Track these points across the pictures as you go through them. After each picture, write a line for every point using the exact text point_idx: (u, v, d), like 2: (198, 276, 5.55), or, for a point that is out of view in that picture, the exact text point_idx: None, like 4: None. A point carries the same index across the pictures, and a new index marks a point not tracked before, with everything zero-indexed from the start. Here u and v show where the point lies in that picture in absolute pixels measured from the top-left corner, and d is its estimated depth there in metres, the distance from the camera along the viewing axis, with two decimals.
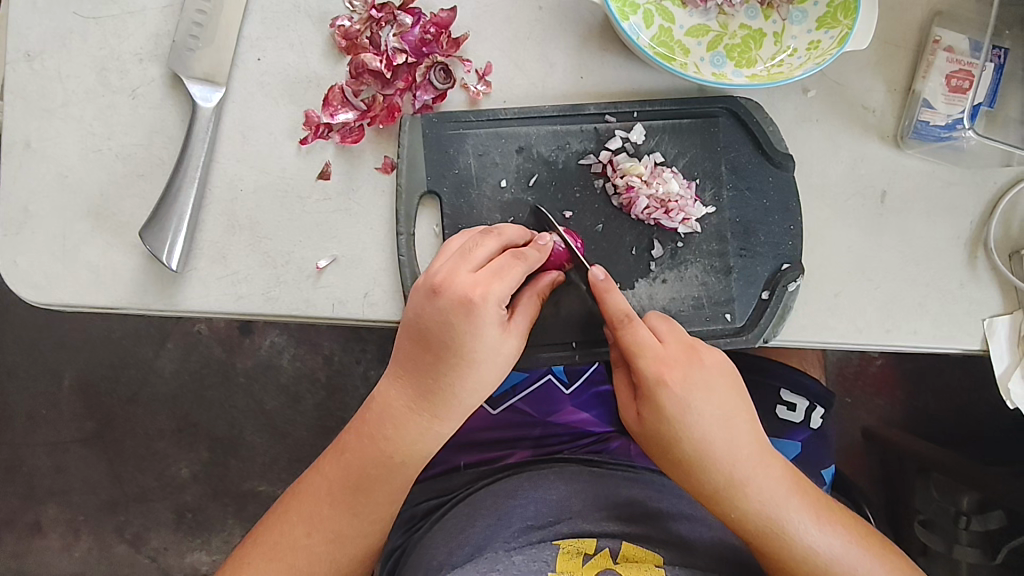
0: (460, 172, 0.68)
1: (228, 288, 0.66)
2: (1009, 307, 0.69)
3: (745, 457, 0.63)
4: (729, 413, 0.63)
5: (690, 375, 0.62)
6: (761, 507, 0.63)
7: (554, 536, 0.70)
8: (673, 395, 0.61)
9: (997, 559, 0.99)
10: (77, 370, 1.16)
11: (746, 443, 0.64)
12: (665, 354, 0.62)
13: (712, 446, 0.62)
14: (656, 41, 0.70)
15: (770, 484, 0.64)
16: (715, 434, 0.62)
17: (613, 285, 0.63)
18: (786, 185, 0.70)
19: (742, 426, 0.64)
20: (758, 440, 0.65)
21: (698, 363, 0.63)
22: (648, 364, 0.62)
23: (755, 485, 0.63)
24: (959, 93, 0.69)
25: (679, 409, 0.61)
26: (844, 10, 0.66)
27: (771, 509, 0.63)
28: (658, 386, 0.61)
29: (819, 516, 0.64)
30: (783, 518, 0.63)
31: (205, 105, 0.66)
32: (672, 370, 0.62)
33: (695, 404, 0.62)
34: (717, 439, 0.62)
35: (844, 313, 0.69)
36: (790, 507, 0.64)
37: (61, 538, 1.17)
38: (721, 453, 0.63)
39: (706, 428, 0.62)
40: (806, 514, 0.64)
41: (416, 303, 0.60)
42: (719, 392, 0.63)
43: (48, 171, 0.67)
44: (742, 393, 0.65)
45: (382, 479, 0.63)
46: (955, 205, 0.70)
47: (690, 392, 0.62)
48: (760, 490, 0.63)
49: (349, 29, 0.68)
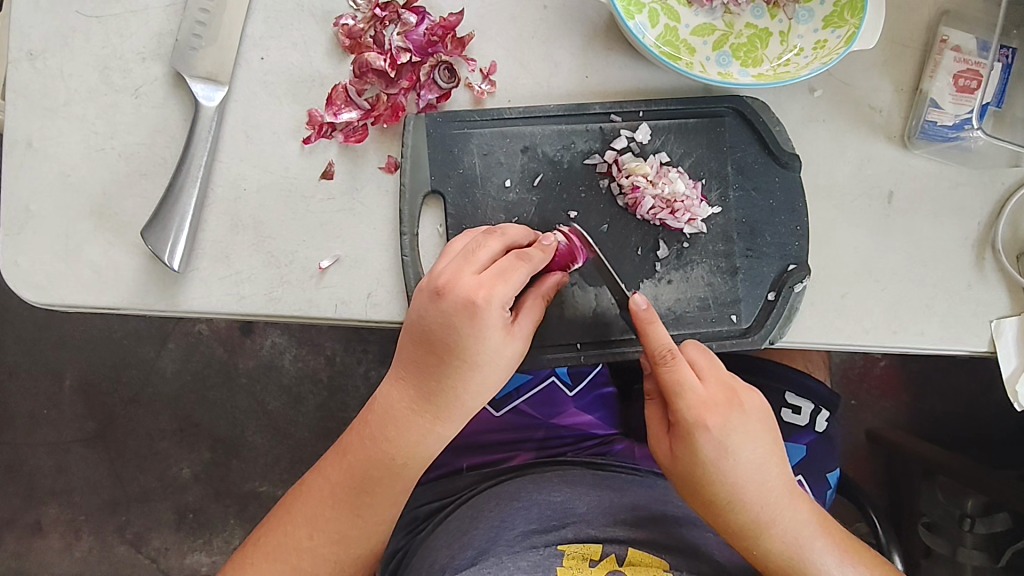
0: (465, 171, 0.68)
1: (230, 288, 0.66)
2: (1017, 308, 0.69)
3: (775, 498, 0.63)
4: (763, 456, 0.63)
5: (729, 419, 0.61)
6: (787, 549, 0.64)
7: (559, 540, 0.70)
8: (712, 439, 0.61)
9: (1001, 562, 0.98)
10: (79, 370, 1.16)
11: (777, 486, 0.64)
12: (705, 396, 0.61)
13: (745, 488, 0.62)
14: (661, 41, 0.69)
15: (796, 525, 0.64)
16: (748, 477, 0.62)
17: (654, 315, 0.61)
18: (793, 185, 0.69)
19: (774, 468, 0.64)
20: (788, 481, 0.65)
21: (737, 407, 0.62)
22: (688, 407, 0.61)
23: (782, 526, 0.63)
24: (966, 93, 0.69)
25: (716, 453, 0.61)
26: (851, 9, 0.66)
27: (796, 551, 0.64)
28: (697, 428, 0.61)
29: (843, 556, 0.65)
30: (808, 560, 0.64)
31: (208, 104, 0.66)
32: (713, 414, 0.61)
33: (731, 448, 0.61)
34: (750, 482, 0.62)
35: (851, 314, 0.69)
36: (816, 549, 0.64)
37: (62, 538, 1.17)
38: (752, 495, 0.63)
39: (740, 472, 0.62)
40: (832, 554, 0.64)
41: (419, 304, 0.59)
42: (755, 435, 0.63)
43: (50, 171, 0.67)
44: (774, 434, 0.65)
45: (384, 481, 0.63)
46: (962, 205, 0.70)
47: (728, 436, 0.61)
48: (786, 531, 0.64)
49: (353, 28, 0.68)
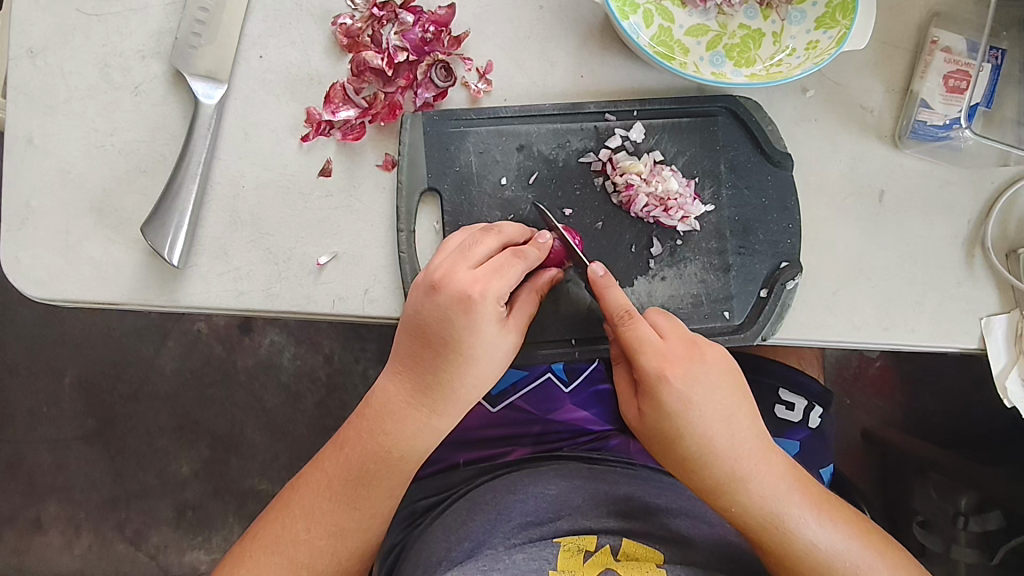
0: (461, 169, 0.68)
1: (230, 284, 0.67)
2: (1006, 306, 0.70)
3: (746, 452, 0.64)
4: (730, 409, 0.64)
5: (692, 371, 0.62)
6: (760, 502, 0.64)
7: (555, 533, 0.71)
8: (675, 391, 0.62)
9: (995, 559, 1.00)
10: (78, 367, 1.16)
11: (747, 439, 0.64)
12: (666, 349, 0.62)
13: (714, 441, 0.63)
14: (655, 41, 0.70)
15: (770, 480, 0.64)
16: (716, 430, 0.63)
17: (612, 281, 0.63)
18: (785, 184, 0.70)
19: (742, 421, 0.64)
20: (758, 435, 0.65)
21: (701, 359, 0.63)
22: (649, 361, 0.62)
23: (754, 480, 0.64)
24: (956, 93, 0.69)
25: (681, 405, 0.62)
26: (843, 10, 0.67)
27: (769, 503, 0.64)
28: (659, 381, 0.62)
29: (817, 509, 0.65)
30: (782, 513, 0.64)
31: (207, 102, 0.67)
32: (675, 367, 0.62)
33: (696, 401, 0.62)
34: (717, 435, 0.63)
35: (842, 310, 0.70)
36: (789, 500, 0.64)
37: (61, 535, 1.17)
38: (722, 448, 0.63)
39: (708, 425, 0.63)
40: (807, 509, 0.65)
41: (415, 299, 0.60)
42: (721, 387, 0.63)
43: (50, 168, 0.67)
44: (743, 388, 0.65)
45: (381, 474, 0.64)
46: (952, 204, 0.70)
47: (692, 389, 0.62)
48: (759, 484, 0.64)
49: (350, 28, 0.69)
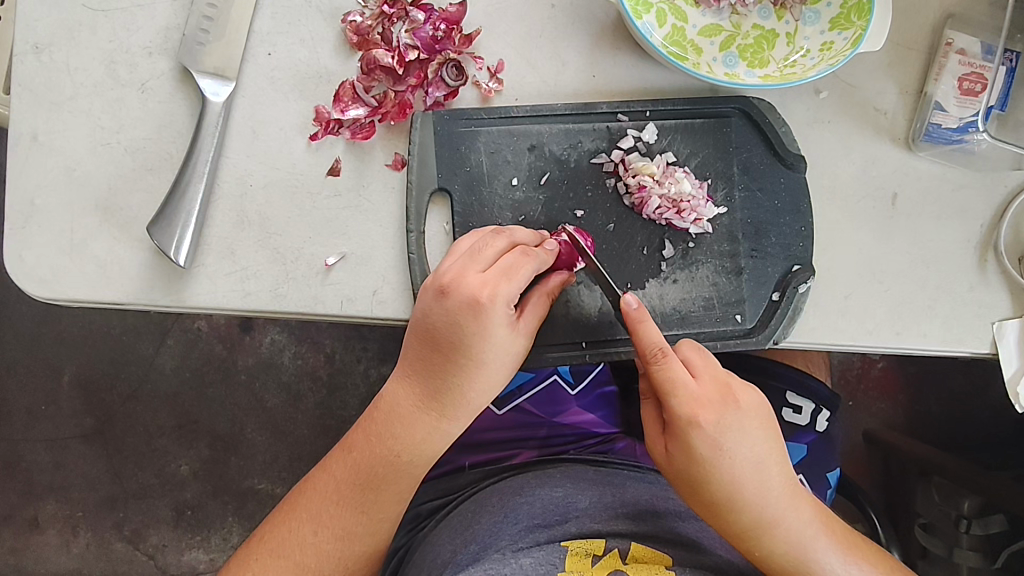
0: (472, 169, 0.68)
1: (236, 284, 0.66)
2: (1018, 310, 0.69)
3: (775, 496, 0.64)
4: (761, 454, 0.63)
5: (725, 417, 0.61)
6: (788, 547, 0.64)
7: (562, 537, 0.70)
8: (707, 438, 0.61)
9: (997, 563, 0.98)
10: (77, 365, 1.15)
11: (777, 484, 0.64)
12: (699, 393, 0.61)
13: (743, 487, 0.62)
14: (669, 41, 0.69)
15: (797, 523, 0.64)
16: (746, 477, 0.62)
17: (646, 315, 0.61)
18: (798, 186, 0.70)
19: (773, 466, 0.64)
20: (787, 479, 0.65)
21: (734, 404, 0.62)
22: (682, 405, 0.60)
23: (781, 524, 0.64)
24: (971, 96, 0.69)
25: (712, 451, 0.61)
26: (858, 10, 0.66)
27: (798, 548, 0.64)
28: (691, 427, 0.61)
29: (844, 551, 0.65)
30: (809, 556, 0.64)
31: (214, 99, 0.66)
32: (708, 412, 0.61)
33: (728, 447, 0.61)
34: (747, 481, 0.63)
35: (854, 315, 0.69)
36: (816, 544, 0.64)
37: (59, 534, 1.16)
38: (751, 494, 0.63)
39: (738, 470, 0.62)
40: (833, 550, 0.65)
41: (423, 302, 0.59)
42: (753, 432, 0.63)
43: (55, 165, 0.66)
44: (774, 432, 0.65)
45: (390, 478, 0.63)
46: (965, 208, 0.70)
47: (724, 435, 0.61)
48: (787, 530, 0.64)
49: (360, 25, 0.68)
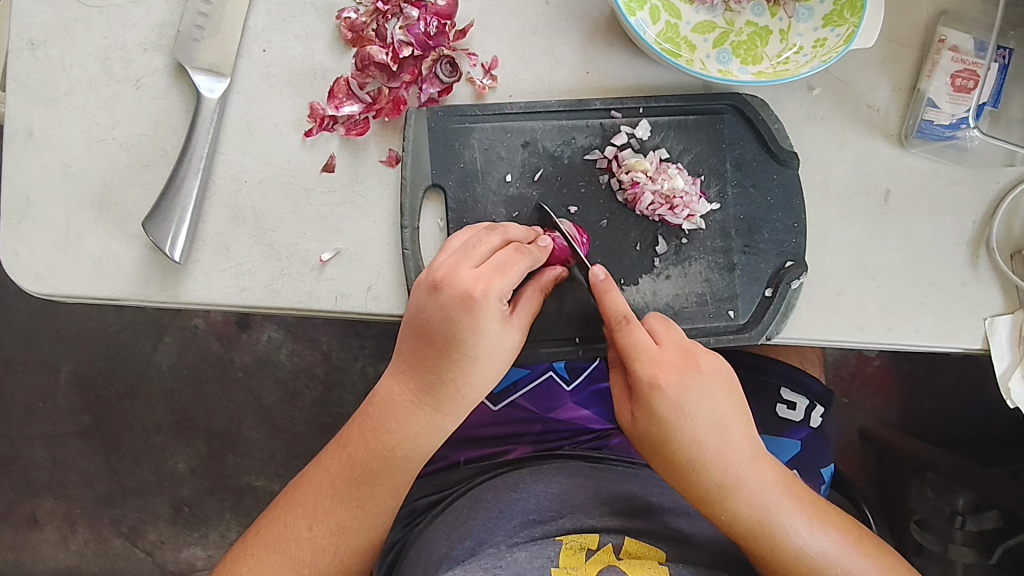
0: (466, 166, 0.68)
1: (232, 280, 0.66)
2: (1010, 306, 0.69)
3: (738, 460, 0.63)
4: (723, 417, 0.63)
5: (685, 379, 0.62)
6: (753, 510, 0.63)
7: (557, 531, 0.70)
8: (666, 398, 0.61)
9: (992, 559, 0.99)
10: (75, 362, 1.16)
11: (740, 447, 0.64)
12: (659, 356, 0.62)
13: (704, 449, 0.62)
14: (662, 37, 0.69)
15: (761, 488, 0.64)
16: (707, 438, 0.62)
17: (613, 285, 0.62)
18: (791, 183, 0.70)
19: (736, 430, 0.64)
20: (751, 443, 0.65)
21: (694, 367, 0.63)
22: (642, 366, 0.61)
23: (745, 488, 0.63)
24: (964, 92, 0.69)
25: (671, 411, 0.62)
26: (851, 7, 0.66)
27: (763, 512, 0.63)
28: (651, 387, 0.61)
29: (811, 516, 0.64)
30: (774, 521, 0.63)
31: (209, 96, 0.66)
32: (668, 374, 0.62)
33: (688, 408, 0.62)
34: (709, 442, 0.62)
35: (847, 311, 0.69)
36: (782, 509, 0.64)
37: (57, 531, 1.17)
38: (714, 456, 0.63)
39: (700, 432, 0.62)
40: (799, 516, 0.64)
41: (417, 298, 0.60)
42: (715, 396, 0.63)
43: (50, 161, 0.67)
44: (738, 398, 0.65)
45: (385, 473, 0.63)
46: (957, 204, 0.70)
47: (683, 396, 0.62)
48: (751, 494, 0.63)
49: (355, 22, 0.68)
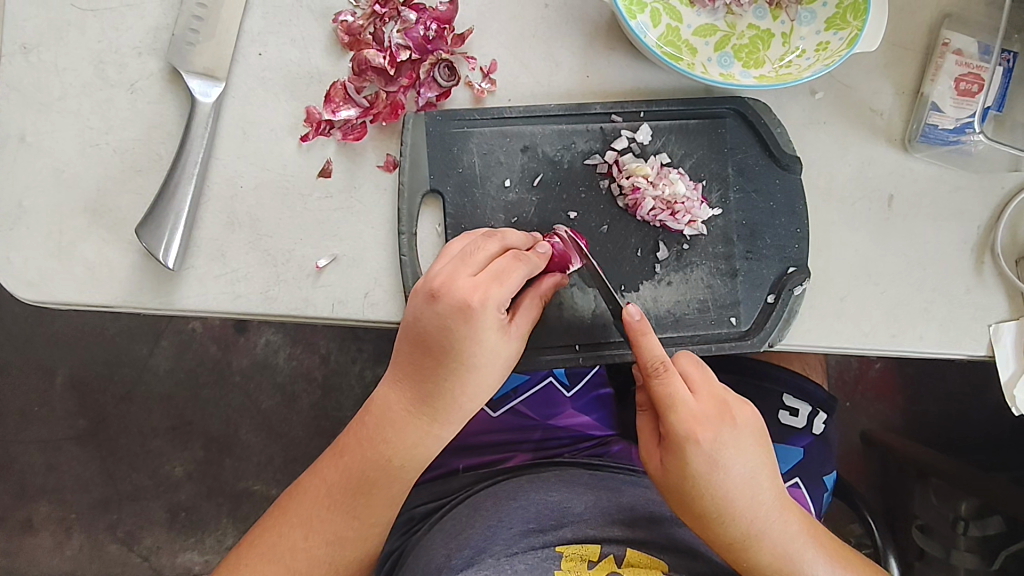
0: (464, 171, 0.67)
1: (226, 287, 0.65)
2: (1014, 312, 0.69)
3: (767, 511, 0.63)
4: (755, 470, 0.63)
5: (720, 433, 0.61)
6: (778, 561, 0.63)
7: (556, 541, 0.69)
8: (703, 453, 0.60)
9: (995, 564, 0.97)
10: (71, 366, 1.15)
11: (769, 499, 0.63)
12: (696, 409, 0.61)
13: (736, 502, 0.62)
14: (663, 41, 0.69)
15: (788, 538, 0.64)
16: (739, 492, 0.62)
17: (648, 326, 0.61)
18: (793, 187, 0.69)
19: (766, 482, 0.63)
20: (778, 493, 0.64)
21: (729, 421, 0.62)
22: (678, 420, 0.60)
23: (772, 539, 0.63)
24: (968, 97, 0.68)
25: (707, 465, 0.60)
26: (854, 10, 0.66)
27: (787, 563, 0.63)
28: (688, 443, 0.60)
29: (834, 565, 0.65)
30: (799, 571, 0.64)
31: (204, 100, 0.65)
32: (704, 428, 0.61)
33: (723, 462, 0.61)
34: (741, 495, 0.62)
35: (850, 317, 0.68)
36: (807, 560, 0.64)
37: (53, 536, 1.16)
38: (743, 508, 0.62)
39: (732, 486, 0.61)
40: (823, 565, 0.64)
41: (414, 306, 0.59)
42: (747, 449, 0.62)
43: (42, 166, 0.66)
44: (766, 448, 0.64)
45: (382, 482, 0.62)
46: (962, 209, 0.69)
47: (720, 450, 0.61)
48: (778, 545, 0.63)
49: (352, 25, 0.67)
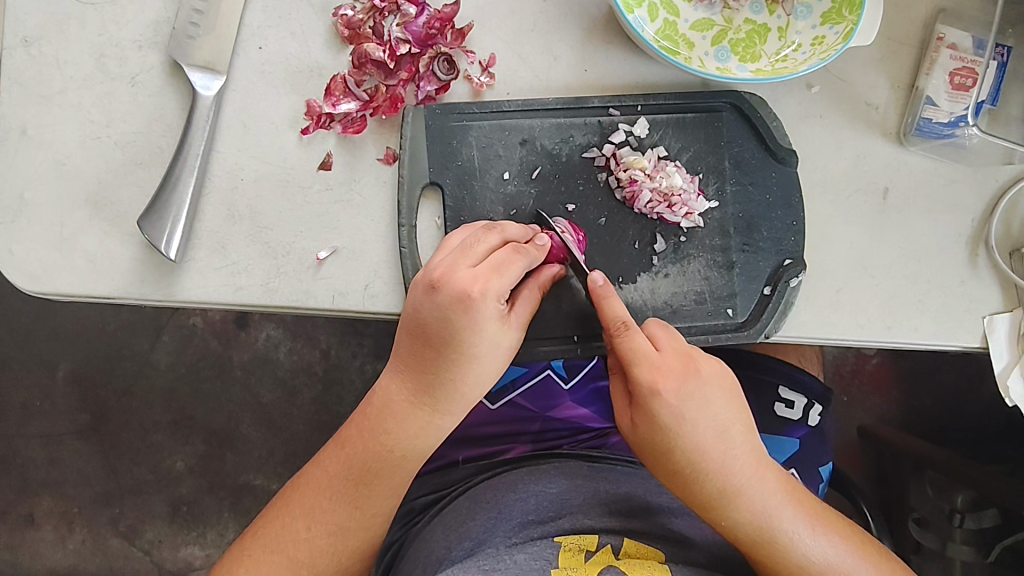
0: (463, 164, 0.68)
1: (227, 279, 0.66)
2: (1008, 305, 0.69)
3: (739, 465, 0.63)
4: (724, 424, 0.63)
5: (686, 386, 0.61)
6: (754, 516, 0.63)
7: (555, 532, 0.70)
8: (668, 406, 0.61)
9: (991, 556, 1.00)
10: (72, 361, 1.15)
11: (741, 453, 0.64)
12: (661, 362, 0.61)
13: (706, 455, 0.62)
14: (660, 35, 0.69)
15: (762, 493, 0.64)
16: (709, 445, 0.62)
17: (612, 291, 0.63)
18: (789, 181, 0.70)
19: (736, 436, 0.64)
20: (752, 448, 0.64)
21: (695, 373, 0.62)
22: (643, 373, 0.61)
23: (746, 494, 0.63)
24: (962, 90, 0.69)
25: (673, 418, 0.61)
26: (850, 5, 0.66)
27: (764, 517, 0.64)
28: (653, 397, 0.61)
29: (812, 522, 0.65)
30: (776, 526, 0.64)
31: (205, 93, 0.66)
32: (670, 381, 0.61)
33: (689, 415, 0.61)
34: (710, 449, 0.62)
35: (846, 309, 0.69)
36: (783, 515, 0.64)
37: (54, 530, 1.16)
38: (715, 462, 0.63)
39: (701, 439, 0.62)
40: (801, 521, 0.64)
41: (415, 298, 0.59)
42: (716, 402, 0.63)
43: (45, 159, 0.66)
44: (738, 403, 0.65)
45: (383, 474, 0.63)
46: (956, 202, 0.70)
47: (685, 403, 0.61)
48: (752, 499, 0.63)
49: (351, 19, 0.68)
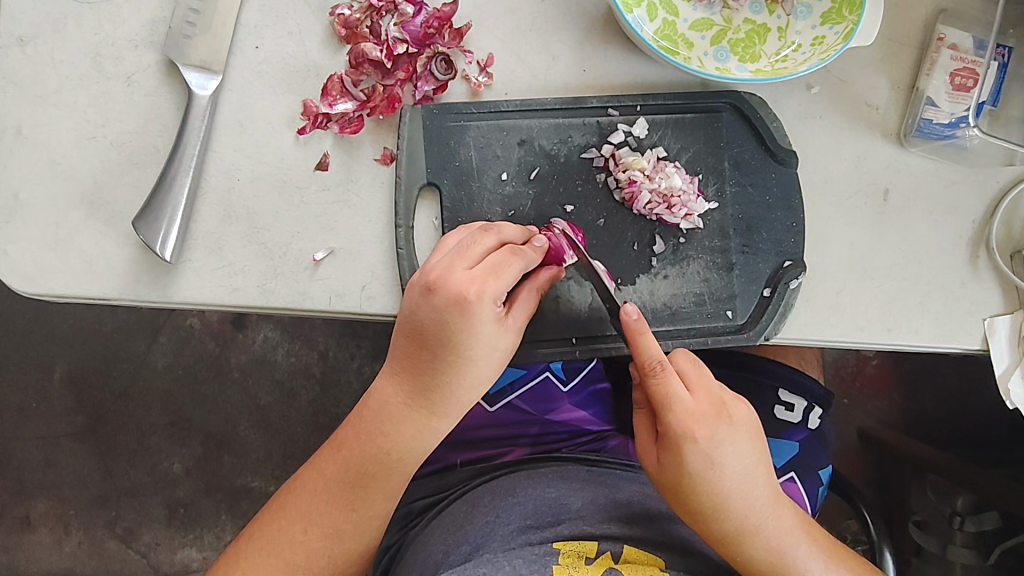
0: (461, 164, 0.67)
1: (223, 280, 0.65)
2: (1009, 307, 0.69)
3: (760, 506, 0.63)
4: (750, 466, 0.63)
5: (718, 431, 0.61)
6: (771, 556, 0.63)
7: (554, 538, 0.69)
8: (700, 450, 0.61)
9: (991, 560, 0.99)
10: (68, 362, 1.15)
11: (763, 495, 0.64)
12: (693, 408, 0.61)
13: (731, 498, 0.62)
14: (659, 35, 0.69)
15: (781, 534, 0.64)
16: (735, 488, 0.62)
17: (645, 326, 0.61)
18: (789, 182, 0.69)
19: (760, 477, 0.64)
20: (773, 489, 0.65)
21: (726, 419, 0.62)
22: (676, 418, 0.61)
23: (765, 533, 0.63)
24: (963, 91, 0.69)
25: (704, 463, 0.61)
26: (850, 5, 0.66)
27: (780, 559, 0.64)
28: (685, 440, 0.61)
29: (828, 561, 0.65)
30: (793, 566, 0.64)
31: (201, 93, 0.65)
32: (701, 427, 0.61)
33: (720, 460, 0.61)
34: (736, 491, 0.62)
35: (845, 311, 0.69)
36: (801, 557, 0.64)
37: (51, 533, 1.16)
38: (737, 504, 0.62)
39: (728, 482, 0.62)
40: (817, 562, 0.64)
41: (411, 300, 0.59)
42: (744, 446, 0.63)
43: (39, 159, 0.66)
44: (761, 445, 0.65)
45: (380, 476, 0.62)
46: (957, 203, 0.70)
47: (717, 448, 0.61)
48: (771, 540, 0.63)
49: (349, 18, 0.67)
